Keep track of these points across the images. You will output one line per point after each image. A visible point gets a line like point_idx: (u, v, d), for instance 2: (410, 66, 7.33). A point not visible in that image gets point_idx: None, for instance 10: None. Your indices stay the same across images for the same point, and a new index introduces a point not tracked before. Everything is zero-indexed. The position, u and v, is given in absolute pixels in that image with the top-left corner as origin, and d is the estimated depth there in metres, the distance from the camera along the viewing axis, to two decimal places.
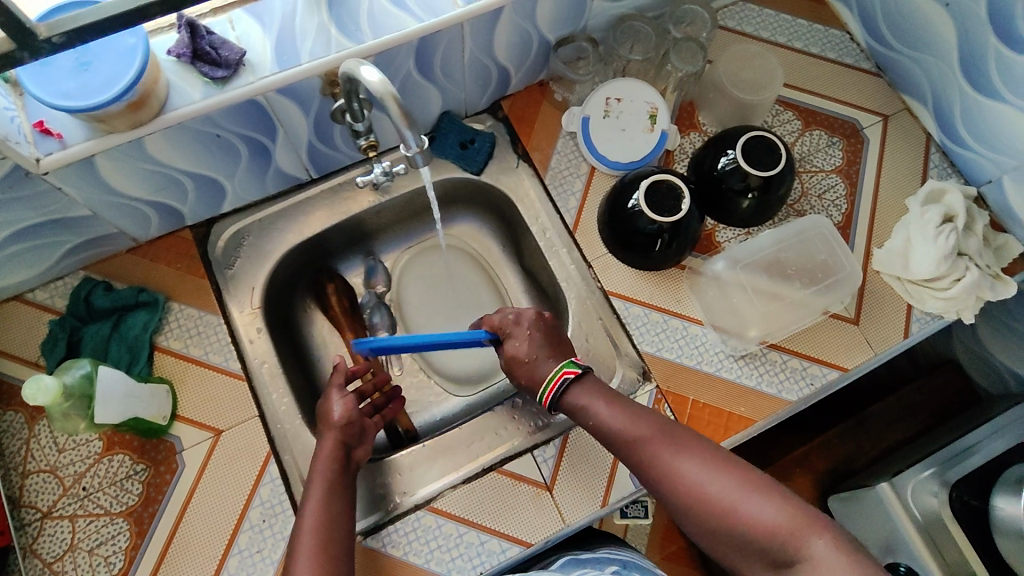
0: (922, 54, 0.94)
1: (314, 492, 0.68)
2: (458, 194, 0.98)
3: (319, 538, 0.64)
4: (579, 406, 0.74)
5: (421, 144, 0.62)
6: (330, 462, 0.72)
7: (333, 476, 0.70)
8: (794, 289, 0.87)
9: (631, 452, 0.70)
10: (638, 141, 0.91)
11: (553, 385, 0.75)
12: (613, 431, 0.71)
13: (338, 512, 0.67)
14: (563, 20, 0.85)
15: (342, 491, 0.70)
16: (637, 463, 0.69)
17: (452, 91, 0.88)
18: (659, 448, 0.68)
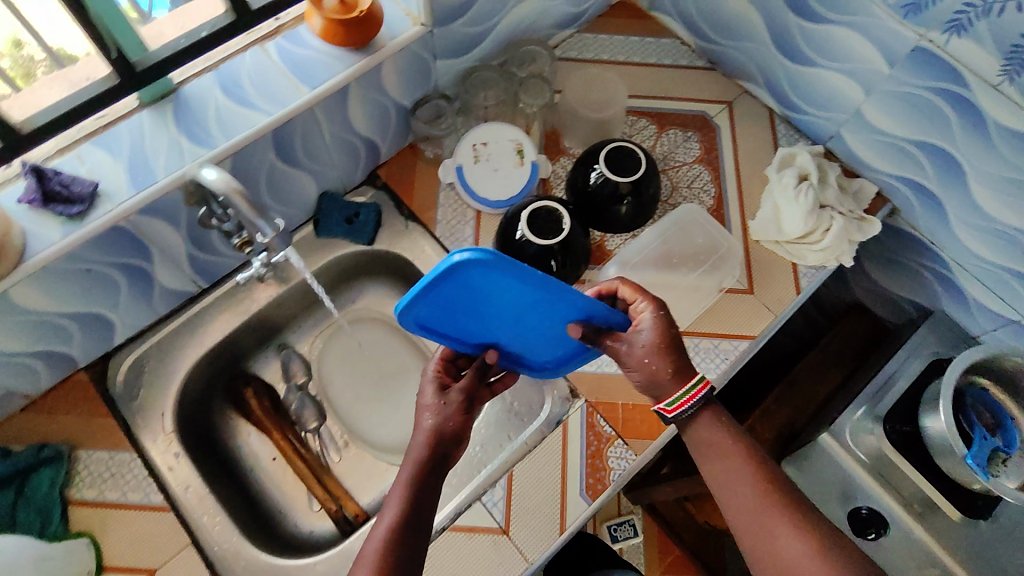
0: (741, 43, 1.03)
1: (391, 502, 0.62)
2: (356, 266, 0.99)
3: (381, 552, 0.58)
4: (703, 435, 0.68)
5: (274, 228, 0.67)
6: (418, 468, 0.64)
7: (421, 486, 0.63)
8: (683, 275, 0.94)
9: (740, 501, 0.64)
10: (513, 177, 0.95)
11: (687, 398, 0.68)
12: (730, 475, 0.66)
13: (410, 530, 0.60)
14: (412, 84, 0.90)
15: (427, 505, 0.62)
16: (742, 513, 0.64)
17: (324, 172, 0.90)
18: (771, 508, 0.63)
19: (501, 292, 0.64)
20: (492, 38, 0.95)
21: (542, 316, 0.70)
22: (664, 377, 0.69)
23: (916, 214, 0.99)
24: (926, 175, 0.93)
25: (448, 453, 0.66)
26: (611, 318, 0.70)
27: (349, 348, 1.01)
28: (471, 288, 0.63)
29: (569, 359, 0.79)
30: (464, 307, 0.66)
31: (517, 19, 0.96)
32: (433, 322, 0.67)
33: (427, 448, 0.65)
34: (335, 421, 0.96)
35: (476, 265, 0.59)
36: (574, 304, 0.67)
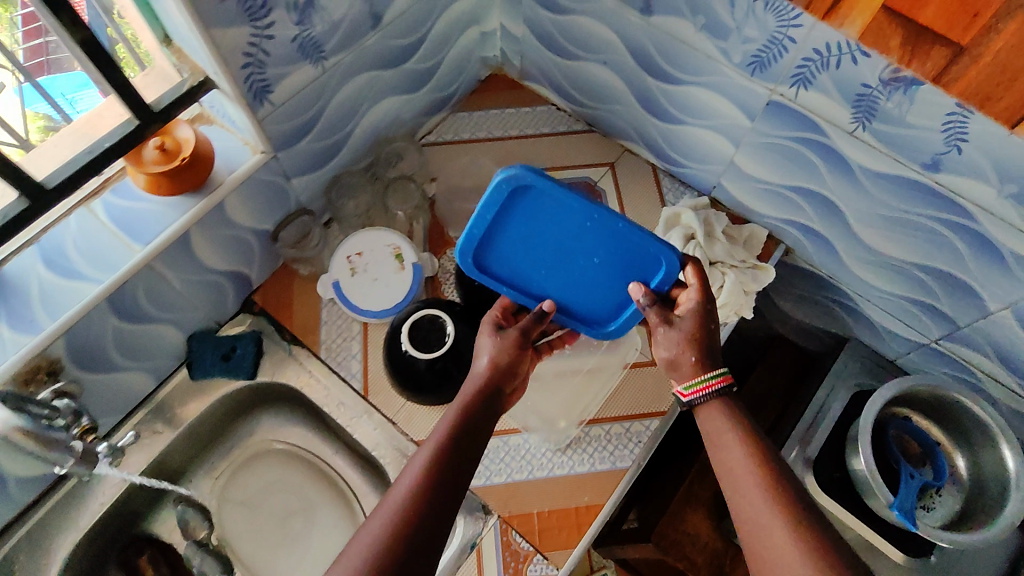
0: (612, 105, 1.01)
1: (439, 431, 0.62)
2: (244, 402, 0.93)
3: (430, 464, 0.59)
4: (714, 428, 0.67)
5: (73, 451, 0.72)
6: (468, 410, 0.66)
7: (469, 424, 0.64)
8: (585, 358, 0.90)
9: (745, 505, 0.60)
10: (393, 284, 0.90)
11: (703, 386, 0.69)
12: (735, 479, 0.62)
13: (459, 460, 0.61)
14: (268, 210, 0.85)
15: (476, 440, 0.64)
16: (748, 517, 0.60)
17: (186, 316, 0.84)
18: (776, 511, 0.58)
19: (560, 223, 0.71)
20: (350, 144, 0.91)
21: (605, 257, 0.74)
22: (682, 366, 0.71)
23: (809, 252, 0.98)
24: (810, 218, 0.92)
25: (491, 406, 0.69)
26: (663, 260, 0.72)
27: (250, 486, 0.95)
28: (534, 215, 0.71)
29: (625, 319, 0.81)
30: (523, 243, 0.74)
31: (374, 120, 0.93)
32: (505, 255, 0.76)
33: (481, 392, 0.69)
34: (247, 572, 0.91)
35: (533, 186, 0.67)
36: (620, 238, 0.71)
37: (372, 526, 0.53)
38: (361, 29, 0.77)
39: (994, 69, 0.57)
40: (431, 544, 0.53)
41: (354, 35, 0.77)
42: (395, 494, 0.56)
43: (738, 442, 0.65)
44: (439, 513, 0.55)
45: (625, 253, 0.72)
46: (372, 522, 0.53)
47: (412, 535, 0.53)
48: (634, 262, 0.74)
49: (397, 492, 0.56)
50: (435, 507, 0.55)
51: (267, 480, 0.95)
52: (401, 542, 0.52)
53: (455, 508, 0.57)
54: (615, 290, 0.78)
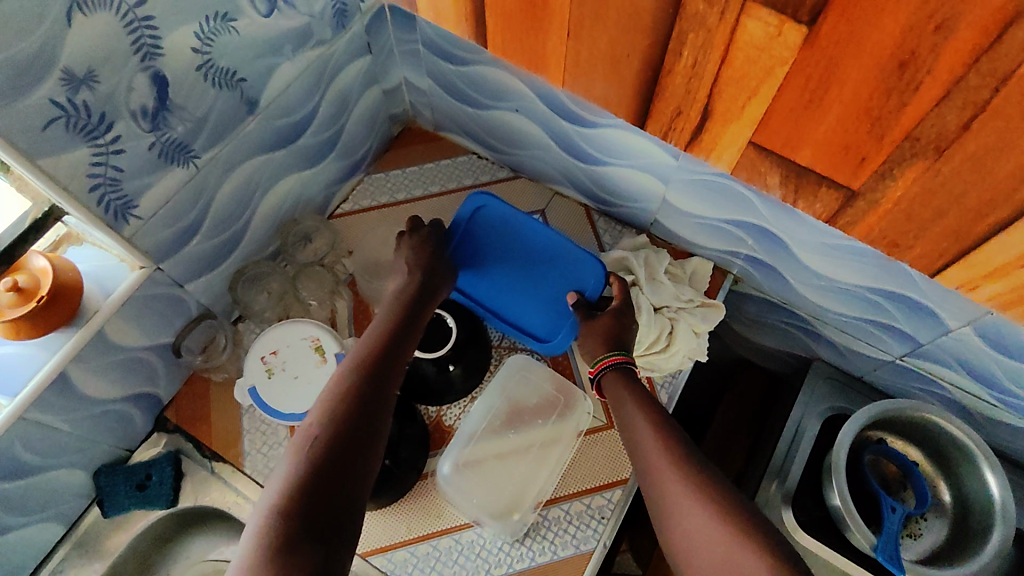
0: (531, 150, 0.96)
1: (344, 370, 0.61)
2: (171, 527, 0.85)
3: (361, 369, 0.61)
4: (614, 386, 0.74)
5: None
6: (377, 344, 0.65)
7: (377, 355, 0.63)
8: (538, 432, 0.80)
9: (639, 443, 0.68)
10: (317, 380, 0.82)
11: (606, 360, 0.75)
12: (631, 420, 0.70)
13: (363, 388, 0.59)
14: (165, 322, 0.77)
15: (386, 369, 0.62)
16: (644, 453, 0.67)
17: (87, 452, 0.76)
18: (657, 435, 0.67)
19: (510, 234, 0.86)
20: (250, 235, 0.84)
21: (541, 267, 0.86)
22: (594, 349, 0.78)
23: (757, 279, 0.93)
24: (752, 247, 0.86)
25: (406, 333, 0.68)
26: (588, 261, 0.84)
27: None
28: (491, 230, 0.86)
29: (568, 328, 0.85)
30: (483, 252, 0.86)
31: (273, 203, 0.86)
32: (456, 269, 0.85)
33: (393, 325, 0.68)
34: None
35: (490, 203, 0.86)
36: (558, 246, 0.85)
37: (280, 474, 0.52)
38: (234, 118, 0.72)
39: (898, 215, 0.53)
40: (343, 473, 0.52)
41: (228, 125, 0.72)
42: (301, 440, 0.55)
43: (634, 388, 0.73)
44: (348, 442, 0.54)
45: (558, 257, 0.85)
46: (280, 470, 0.53)
47: (318, 468, 0.51)
48: (565, 270, 0.85)
49: (301, 438, 0.55)
50: (341, 436, 0.54)
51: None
52: (304, 480, 0.51)
53: (369, 434, 0.55)
54: (554, 305, 0.85)
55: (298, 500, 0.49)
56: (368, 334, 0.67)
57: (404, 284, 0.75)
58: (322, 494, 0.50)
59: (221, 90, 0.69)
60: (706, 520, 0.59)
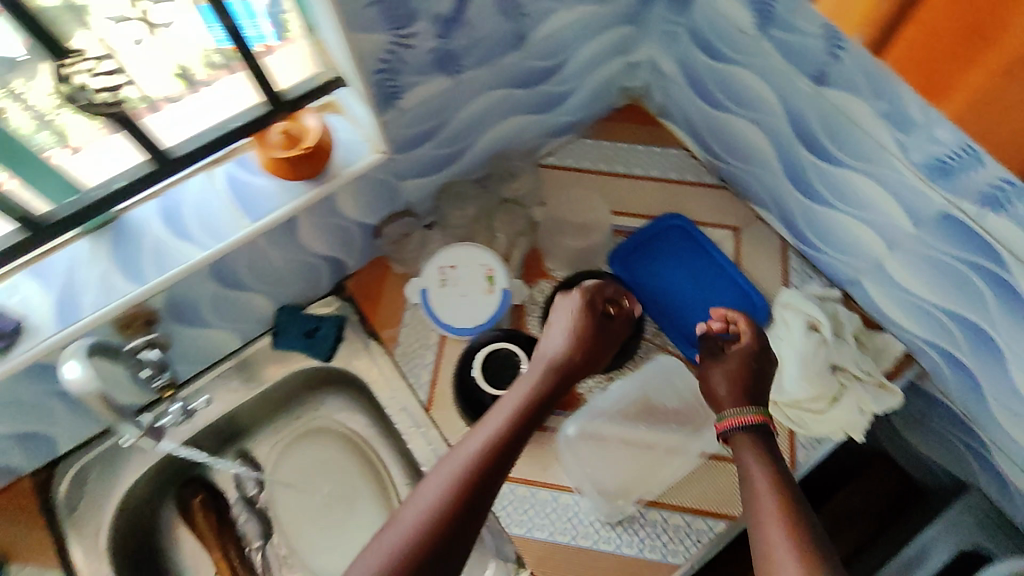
0: (750, 167, 0.93)
1: (475, 438, 0.62)
2: (314, 379, 0.95)
3: (491, 443, 0.61)
4: (740, 453, 0.67)
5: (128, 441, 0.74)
6: (518, 416, 0.64)
7: (509, 431, 0.63)
8: (661, 437, 0.82)
9: (758, 515, 0.60)
10: (480, 305, 0.88)
11: (737, 419, 0.68)
12: (749, 489, 0.62)
13: (489, 466, 0.60)
14: (377, 205, 0.86)
15: (512, 449, 0.62)
16: (764, 520, 0.59)
17: (281, 290, 0.87)
18: (780, 506, 0.60)
19: (697, 259, 0.95)
20: (469, 156, 0.90)
21: (716, 292, 0.93)
22: (722, 398, 0.72)
23: (947, 382, 0.84)
24: (957, 344, 0.79)
25: (542, 407, 0.66)
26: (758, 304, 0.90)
27: (305, 464, 0.96)
28: (680, 249, 0.96)
29: None
30: (669, 261, 0.95)
31: (497, 135, 0.91)
32: (644, 261, 0.95)
33: (529, 395, 0.66)
34: (286, 552, 0.92)
35: (688, 228, 0.96)
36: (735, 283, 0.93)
37: (383, 537, 0.56)
38: (503, 47, 0.77)
39: None
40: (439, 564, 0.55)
41: (494, 53, 0.77)
42: (413, 509, 0.57)
43: (761, 463, 0.64)
44: (447, 534, 0.56)
45: (732, 292, 0.93)
46: (390, 531, 0.56)
47: (412, 552, 0.54)
48: (735, 305, 0.92)
49: (410, 507, 0.57)
50: (444, 526, 0.56)
51: (324, 465, 0.96)
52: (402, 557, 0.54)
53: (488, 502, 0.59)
54: (719, 322, 0.91)
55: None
56: (503, 402, 0.66)
57: (561, 339, 0.71)
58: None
59: (505, 20, 0.74)
60: None
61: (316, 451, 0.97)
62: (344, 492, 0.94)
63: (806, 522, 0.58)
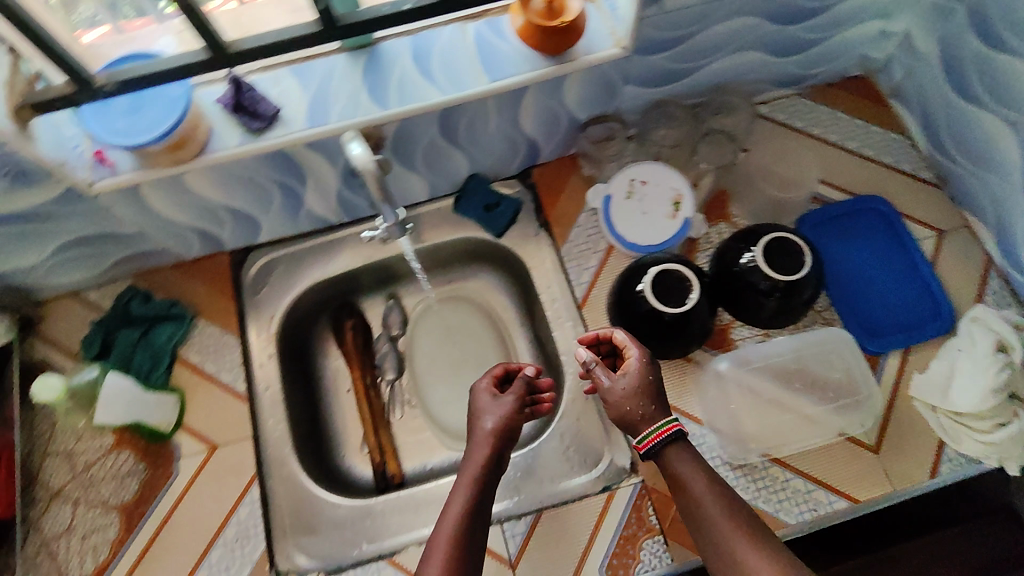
0: (981, 171, 0.87)
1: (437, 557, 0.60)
2: (477, 251, 1.02)
3: (471, 495, 0.65)
4: (675, 478, 0.65)
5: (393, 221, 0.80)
6: (488, 467, 0.67)
7: (467, 522, 0.63)
8: (806, 403, 0.82)
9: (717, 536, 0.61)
10: (659, 226, 0.90)
11: (656, 435, 0.65)
12: (700, 513, 0.63)
13: (474, 518, 0.63)
14: (594, 101, 0.87)
15: (472, 531, 0.63)
16: (728, 548, 0.60)
17: (479, 157, 0.92)
18: (743, 534, 0.60)
19: (888, 249, 0.92)
20: (693, 79, 0.89)
21: (899, 286, 0.90)
22: (638, 421, 0.67)
23: None
24: None
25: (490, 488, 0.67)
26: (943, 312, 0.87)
27: (450, 324, 1.05)
28: (873, 234, 0.93)
29: (898, 338, 0.86)
30: (858, 243, 0.92)
31: (726, 65, 0.90)
32: (831, 235, 0.93)
33: (481, 471, 0.67)
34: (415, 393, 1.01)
35: (889, 216, 0.92)
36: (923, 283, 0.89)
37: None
38: None
39: None
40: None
41: None
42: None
43: (703, 479, 0.64)
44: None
45: (915, 291, 0.89)
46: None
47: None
48: (915, 304, 0.88)
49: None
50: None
51: (467, 330, 1.05)
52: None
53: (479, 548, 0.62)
54: (892, 316, 0.88)
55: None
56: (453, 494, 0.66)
57: (499, 412, 0.70)
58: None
59: None
60: None
61: (464, 316, 1.05)
62: (478, 359, 1.03)
63: (769, 542, 0.60)
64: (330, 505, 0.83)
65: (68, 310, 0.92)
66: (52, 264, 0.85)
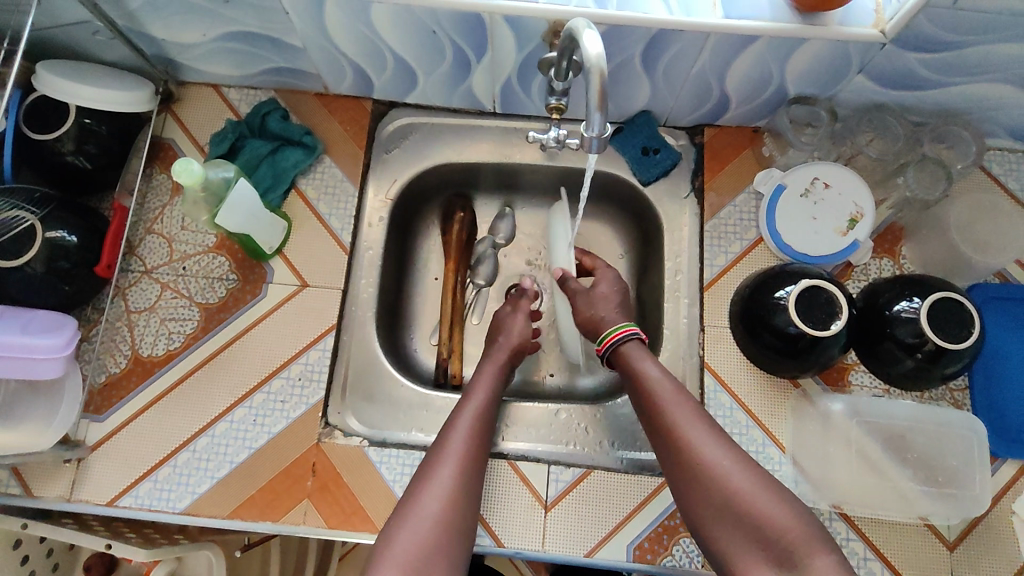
0: None
1: (456, 438, 0.70)
2: (612, 193, 0.95)
3: (487, 392, 0.76)
4: (635, 373, 0.71)
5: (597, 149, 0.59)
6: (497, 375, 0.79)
7: (477, 424, 0.72)
8: (904, 477, 0.75)
9: (674, 418, 0.66)
10: (823, 238, 0.82)
11: (613, 337, 0.75)
12: (652, 403, 0.68)
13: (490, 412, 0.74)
14: (813, 79, 0.78)
15: (484, 432, 0.72)
16: (680, 436, 0.64)
17: (663, 96, 0.84)
18: (692, 416, 0.66)
19: None
20: (931, 94, 0.78)
21: None
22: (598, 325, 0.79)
23: None
24: None
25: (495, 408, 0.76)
26: None
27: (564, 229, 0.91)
28: None
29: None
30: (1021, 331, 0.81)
31: (975, 94, 0.77)
32: (994, 311, 0.82)
33: (491, 388, 0.77)
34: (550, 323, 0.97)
35: None
36: None
37: (415, 516, 0.62)
38: None
39: None
40: (459, 541, 0.62)
41: None
42: (432, 495, 0.64)
43: (656, 365, 0.71)
44: (470, 489, 0.66)
45: None
46: (406, 532, 0.61)
47: (451, 511, 0.63)
48: None
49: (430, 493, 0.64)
50: (465, 498, 0.65)
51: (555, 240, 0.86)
52: (432, 526, 0.61)
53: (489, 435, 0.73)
54: None
55: (433, 544, 0.60)
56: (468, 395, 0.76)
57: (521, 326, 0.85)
58: (453, 548, 0.61)
59: None
60: (746, 501, 0.59)
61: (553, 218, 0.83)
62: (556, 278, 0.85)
63: (709, 422, 0.66)
64: (394, 384, 0.85)
65: (206, 100, 0.89)
66: (210, 50, 0.82)
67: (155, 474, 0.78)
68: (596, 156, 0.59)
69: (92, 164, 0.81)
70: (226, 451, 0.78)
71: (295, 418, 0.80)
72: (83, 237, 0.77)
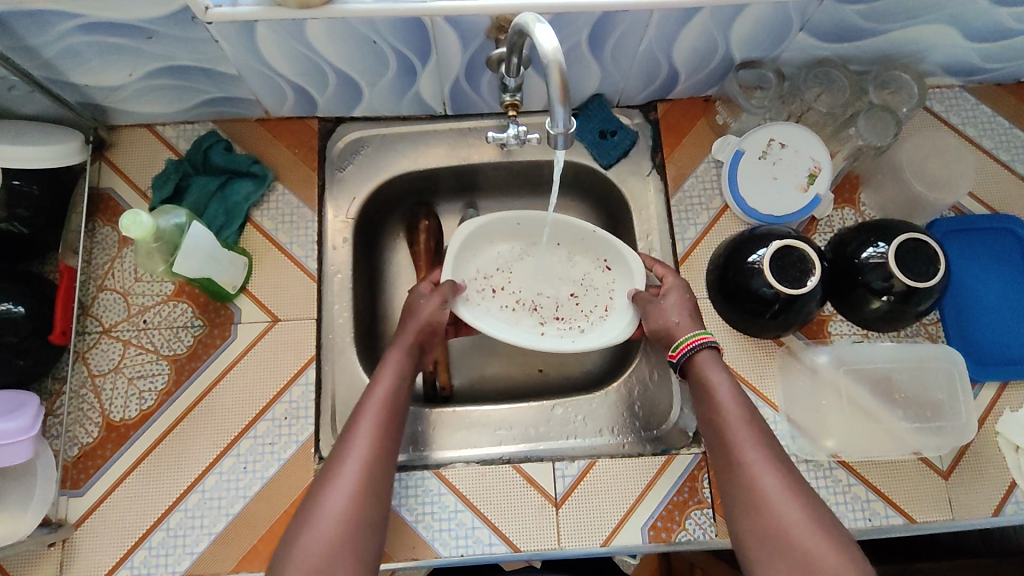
0: None
1: (363, 429, 0.65)
2: (575, 181, 0.95)
3: (398, 368, 0.72)
4: (700, 381, 0.70)
5: (566, 144, 0.57)
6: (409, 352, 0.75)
7: (387, 409, 0.68)
8: (893, 416, 0.78)
9: (735, 440, 0.64)
10: (786, 197, 0.83)
11: (690, 343, 0.72)
12: (714, 417, 0.67)
13: (401, 392, 0.71)
14: (756, 43, 0.79)
15: (395, 420, 0.68)
16: (737, 455, 0.64)
17: (613, 77, 0.83)
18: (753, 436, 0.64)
19: (1015, 270, 0.84)
20: (871, 42, 0.80)
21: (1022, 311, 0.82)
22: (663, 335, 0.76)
23: None
24: None
25: (405, 388, 0.72)
26: None
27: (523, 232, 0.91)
28: (997, 251, 0.85)
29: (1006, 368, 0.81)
30: (982, 258, 0.84)
31: (911, 37, 0.79)
32: (956, 244, 0.85)
33: (400, 368, 0.72)
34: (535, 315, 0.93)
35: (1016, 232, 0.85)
36: None
37: (320, 515, 0.59)
38: None
39: None
40: (369, 531, 0.60)
41: None
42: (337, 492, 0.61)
43: (726, 377, 0.69)
44: (383, 474, 0.63)
45: None
46: (309, 530, 0.58)
47: (359, 502, 0.61)
48: None
49: (336, 487, 0.61)
50: (375, 487, 0.62)
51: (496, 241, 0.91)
52: (341, 524, 0.59)
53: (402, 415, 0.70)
54: (1008, 343, 0.82)
55: (338, 542, 0.58)
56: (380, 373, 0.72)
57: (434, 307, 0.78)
58: (363, 541, 0.59)
59: None
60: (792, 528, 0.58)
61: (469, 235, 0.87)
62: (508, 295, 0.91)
63: (771, 446, 0.64)
64: None
65: (141, 141, 0.85)
66: (139, 89, 0.77)
67: (149, 541, 0.74)
68: (564, 151, 0.58)
69: (29, 228, 0.76)
70: (220, 504, 0.75)
71: (288, 459, 0.77)
72: (31, 306, 0.73)
